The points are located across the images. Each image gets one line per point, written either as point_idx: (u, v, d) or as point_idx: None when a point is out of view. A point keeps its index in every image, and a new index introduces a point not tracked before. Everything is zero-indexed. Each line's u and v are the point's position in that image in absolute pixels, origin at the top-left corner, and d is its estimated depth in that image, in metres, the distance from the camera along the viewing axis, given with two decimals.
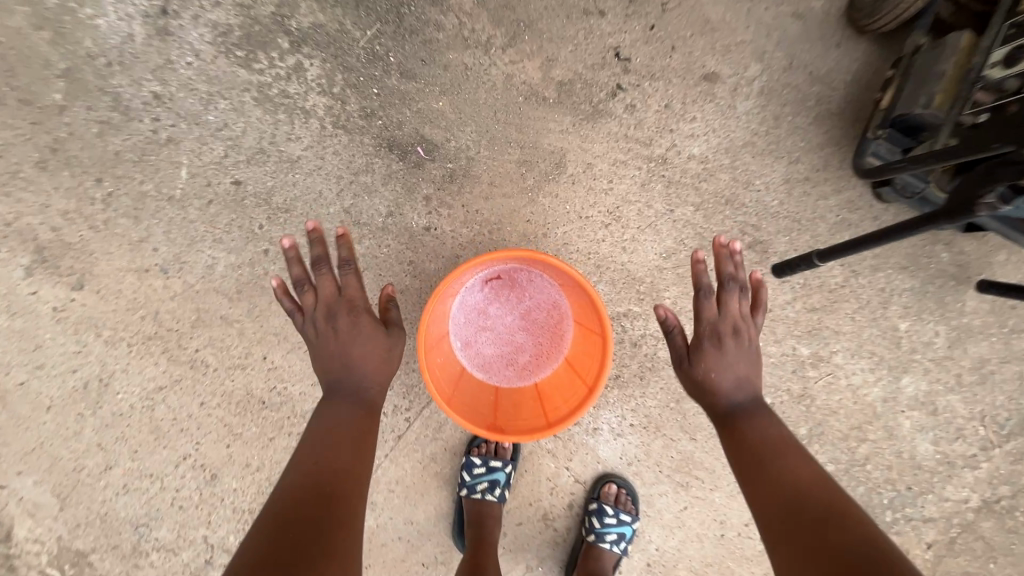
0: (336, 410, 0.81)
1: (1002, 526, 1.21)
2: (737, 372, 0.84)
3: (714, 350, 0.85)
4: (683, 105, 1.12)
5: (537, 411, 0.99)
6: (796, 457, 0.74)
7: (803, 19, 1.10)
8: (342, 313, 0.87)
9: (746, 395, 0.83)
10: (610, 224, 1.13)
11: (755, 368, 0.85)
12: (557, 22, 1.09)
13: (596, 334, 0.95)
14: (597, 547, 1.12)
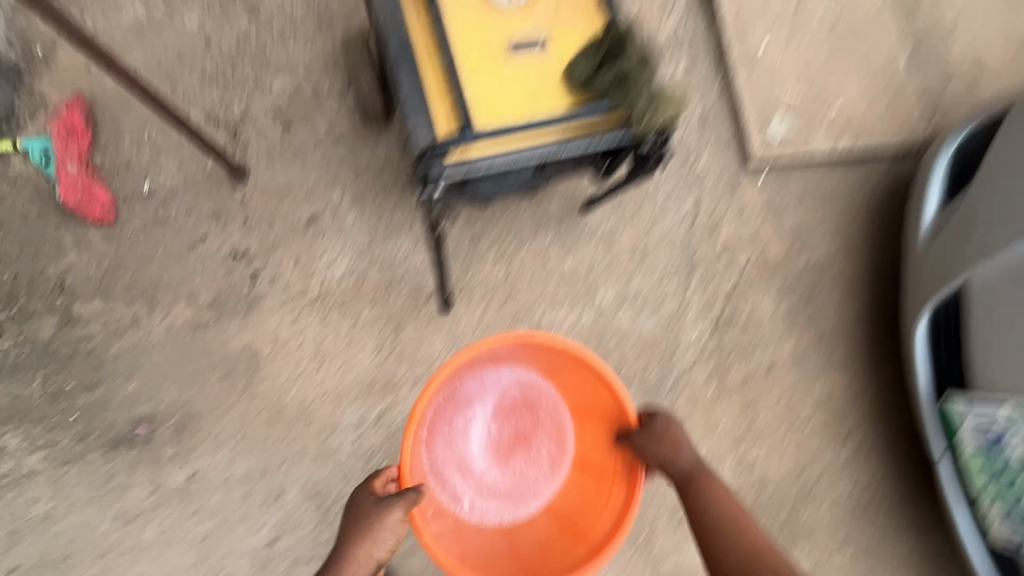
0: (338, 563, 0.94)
1: (734, 331, 1.52)
2: (677, 451, 1.03)
3: (657, 438, 1.03)
4: (309, 249, 1.38)
5: (574, 538, 1.08)
6: (746, 519, 1.01)
7: (342, 141, 1.43)
8: (377, 499, 0.96)
9: (688, 472, 1.03)
10: (323, 362, 1.34)
11: (689, 453, 1.04)
12: (176, 267, 1.32)
13: (612, 415, 1.10)
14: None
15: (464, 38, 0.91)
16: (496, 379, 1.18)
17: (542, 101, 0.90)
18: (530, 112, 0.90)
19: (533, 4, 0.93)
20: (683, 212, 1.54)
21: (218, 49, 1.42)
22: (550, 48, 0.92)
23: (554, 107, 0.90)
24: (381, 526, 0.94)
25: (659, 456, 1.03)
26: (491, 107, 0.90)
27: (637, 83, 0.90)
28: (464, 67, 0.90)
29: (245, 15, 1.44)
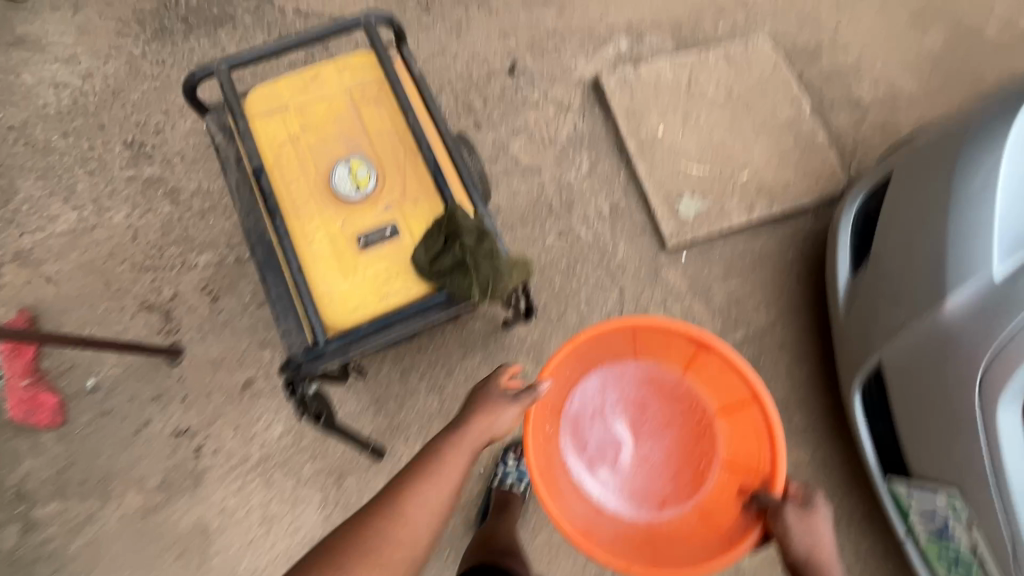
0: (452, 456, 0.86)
1: None
2: (810, 549, 0.86)
3: (799, 522, 0.88)
4: (246, 413, 1.43)
5: (638, 554, 1.01)
6: None
7: (268, 302, 1.49)
8: (499, 390, 0.94)
9: None
10: (271, 525, 1.36)
11: (831, 558, 0.86)
12: (124, 454, 1.39)
13: (761, 478, 1.01)
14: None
15: (317, 239, 0.97)
16: (683, 393, 1.17)
17: (395, 286, 0.95)
18: (386, 297, 0.94)
19: (379, 195, 1.00)
20: (609, 307, 1.54)
21: (144, 237, 1.53)
22: (398, 233, 0.97)
23: (407, 288, 0.95)
24: (481, 414, 0.90)
25: (806, 554, 0.86)
26: (349, 298, 0.94)
27: (478, 255, 0.91)
28: (319, 266, 0.96)
29: (166, 201, 1.55)
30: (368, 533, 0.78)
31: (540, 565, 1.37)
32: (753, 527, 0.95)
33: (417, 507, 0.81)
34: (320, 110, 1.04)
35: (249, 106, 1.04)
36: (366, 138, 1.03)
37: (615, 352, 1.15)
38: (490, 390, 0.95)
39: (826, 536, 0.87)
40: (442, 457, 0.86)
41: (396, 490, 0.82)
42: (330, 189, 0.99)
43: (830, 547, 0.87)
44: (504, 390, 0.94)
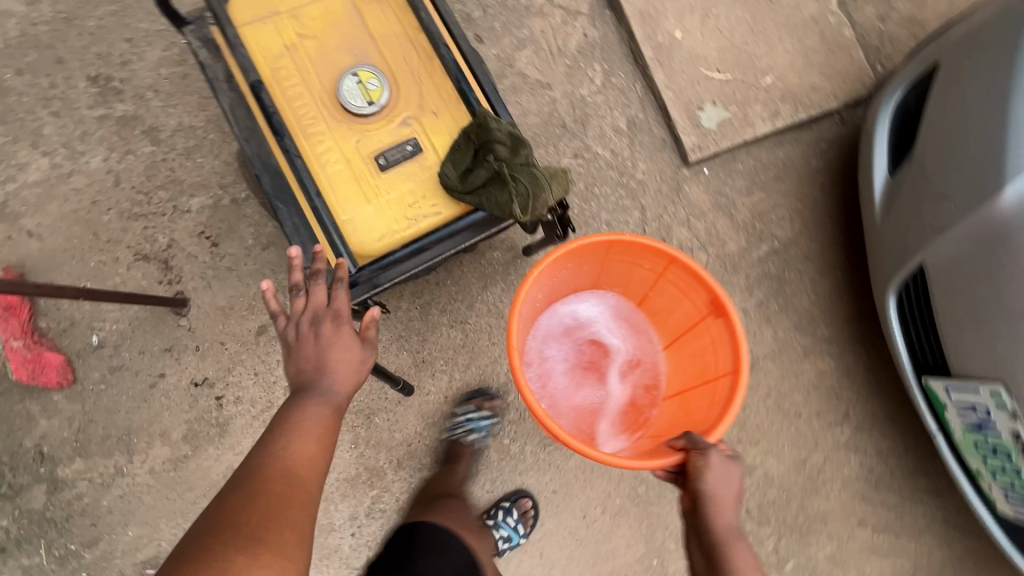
0: (312, 412, 0.77)
1: None
2: (722, 490, 0.84)
3: (715, 462, 0.84)
4: (264, 360, 1.38)
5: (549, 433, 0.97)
6: None
7: (272, 244, 1.40)
8: (329, 320, 0.83)
9: (733, 527, 0.84)
10: None
11: (733, 494, 0.85)
12: (143, 409, 1.34)
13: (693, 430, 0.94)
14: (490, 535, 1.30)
15: (335, 161, 0.88)
16: (666, 368, 1.13)
17: (426, 207, 0.88)
18: (418, 219, 0.87)
19: (396, 108, 0.90)
20: (632, 228, 1.48)
21: (128, 182, 1.40)
22: (422, 149, 0.89)
23: (439, 208, 0.88)
24: (327, 368, 0.80)
25: (715, 496, 0.84)
26: (378, 223, 0.87)
27: (514, 167, 0.85)
28: (340, 190, 0.87)
29: (146, 140, 1.42)
30: (241, 523, 0.63)
31: (576, 486, 1.40)
32: (669, 455, 0.88)
33: (297, 483, 0.70)
34: (316, 13, 0.91)
35: (232, 12, 0.90)
36: (372, 42, 0.91)
37: (624, 283, 1.13)
38: (318, 317, 0.83)
39: (731, 478, 0.86)
40: (298, 423, 0.76)
41: (261, 470, 0.70)
42: (340, 103, 0.89)
43: (733, 489, 0.85)
44: (342, 330, 0.83)
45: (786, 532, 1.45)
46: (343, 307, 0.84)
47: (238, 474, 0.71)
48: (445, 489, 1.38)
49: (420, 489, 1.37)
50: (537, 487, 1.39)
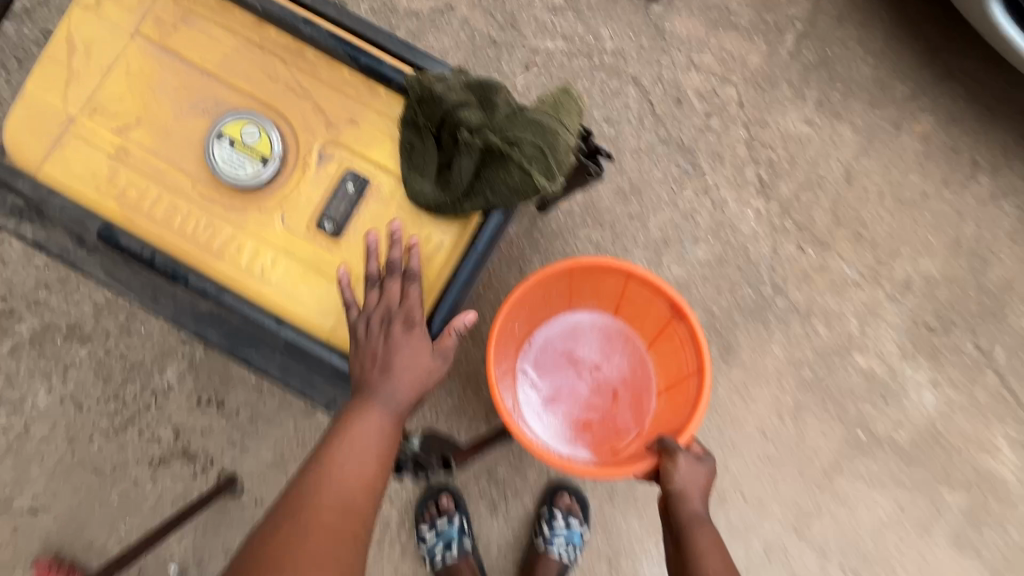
0: (366, 423, 0.58)
1: (788, 173, 1.19)
2: (688, 484, 0.81)
3: (677, 458, 0.82)
4: None
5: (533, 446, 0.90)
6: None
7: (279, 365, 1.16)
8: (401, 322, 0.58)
9: (710, 522, 0.81)
10: None
11: (699, 488, 0.82)
12: None
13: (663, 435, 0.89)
14: (547, 558, 1.12)
15: (271, 261, 0.60)
16: (644, 381, 1.03)
17: (417, 247, 0.60)
18: (418, 268, 0.60)
19: (300, 145, 0.61)
20: (636, 109, 1.18)
21: (89, 397, 1.15)
22: (368, 176, 0.61)
23: (437, 238, 0.60)
24: (394, 375, 0.57)
25: (684, 493, 0.81)
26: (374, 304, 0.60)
27: (500, 125, 0.55)
28: (302, 293, 0.60)
29: (75, 343, 1.15)
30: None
31: (738, 410, 1.18)
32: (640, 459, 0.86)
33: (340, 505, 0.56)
34: (121, 88, 0.61)
35: (16, 157, 0.60)
36: (214, 80, 0.62)
37: (599, 301, 1.03)
38: (389, 315, 0.58)
39: (699, 472, 0.83)
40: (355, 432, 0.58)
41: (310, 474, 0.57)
42: (228, 184, 0.60)
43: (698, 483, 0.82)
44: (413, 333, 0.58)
45: (980, 322, 1.21)
46: (415, 308, 0.59)
47: (284, 499, 0.56)
48: (611, 494, 1.17)
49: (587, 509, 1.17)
50: (701, 437, 1.18)
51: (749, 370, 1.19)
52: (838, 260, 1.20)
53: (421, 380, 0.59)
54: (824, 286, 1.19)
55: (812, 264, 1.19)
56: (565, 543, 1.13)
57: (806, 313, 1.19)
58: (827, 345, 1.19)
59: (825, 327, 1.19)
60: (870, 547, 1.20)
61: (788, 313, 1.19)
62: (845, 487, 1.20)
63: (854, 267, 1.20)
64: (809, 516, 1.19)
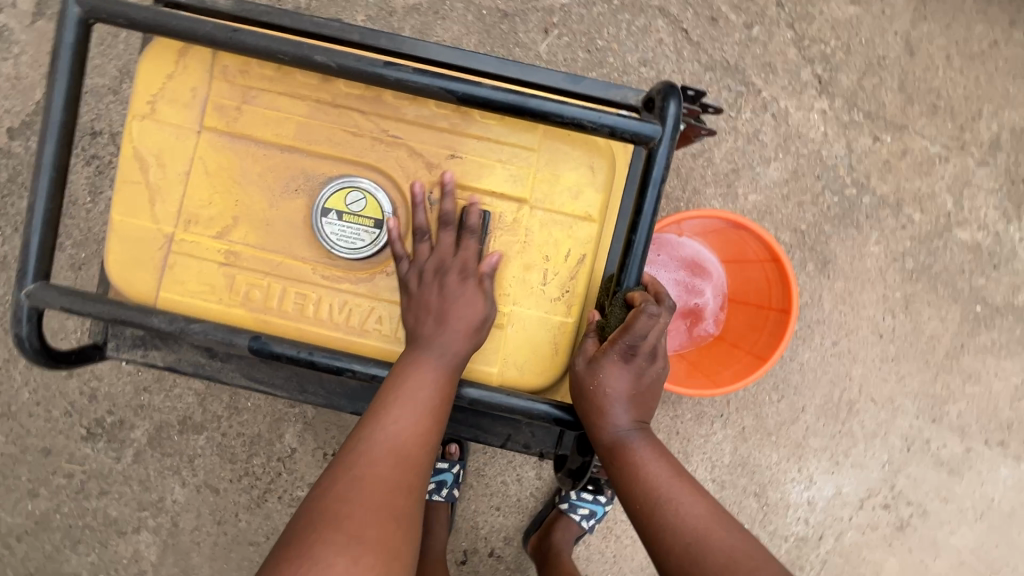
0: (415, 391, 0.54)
1: (846, 63, 1.11)
2: (625, 412, 0.49)
3: (612, 376, 0.47)
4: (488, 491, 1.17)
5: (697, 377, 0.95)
6: (611, 425, 0.50)
7: None
8: (454, 270, 0.55)
9: (610, 403, 0.49)
10: (611, 533, 1.18)
11: (627, 388, 0.47)
12: None
13: (777, 314, 0.90)
14: (568, 518, 1.10)
15: None
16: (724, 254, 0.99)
17: (559, 266, 0.57)
18: (568, 289, 0.57)
19: (407, 197, 0.57)
20: (670, 42, 1.10)
21: (222, 480, 1.17)
22: (486, 209, 0.57)
23: (577, 252, 0.56)
24: (447, 323, 0.54)
25: (614, 418, 0.49)
26: (532, 337, 0.57)
27: None
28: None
29: (192, 435, 1.16)
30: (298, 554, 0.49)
31: (850, 319, 1.15)
32: (619, 379, 0.47)
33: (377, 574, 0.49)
34: (209, 191, 0.57)
35: (136, 293, 0.58)
36: (298, 152, 0.57)
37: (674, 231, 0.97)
38: (441, 265, 0.55)
39: (615, 406, 0.49)
40: (390, 411, 0.55)
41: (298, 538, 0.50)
42: (351, 260, 0.57)
43: (635, 385, 0.48)
44: (466, 282, 0.55)
45: None
46: (468, 258, 0.55)
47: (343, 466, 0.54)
48: (744, 432, 1.17)
49: (724, 453, 1.17)
50: (818, 355, 1.16)
51: (850, 277, 1.15)
52: (917, 139, 1.13)
53: (474, 331, 0.55)
54: (910, 170, 1.13)
55: (892, 151, 1.13)
56: (588, 510, 1.11)
57: (897, 203, 1.14)
58: (925, 230, 1.14)
59: (918, 213, 1.14)
60: (1010, 415, 1.18)
61: (879, 207, 1.13)
62: (973, 365, 1.17)
63: (935, 141, 1.13)
64: (943, 401, 1.18)
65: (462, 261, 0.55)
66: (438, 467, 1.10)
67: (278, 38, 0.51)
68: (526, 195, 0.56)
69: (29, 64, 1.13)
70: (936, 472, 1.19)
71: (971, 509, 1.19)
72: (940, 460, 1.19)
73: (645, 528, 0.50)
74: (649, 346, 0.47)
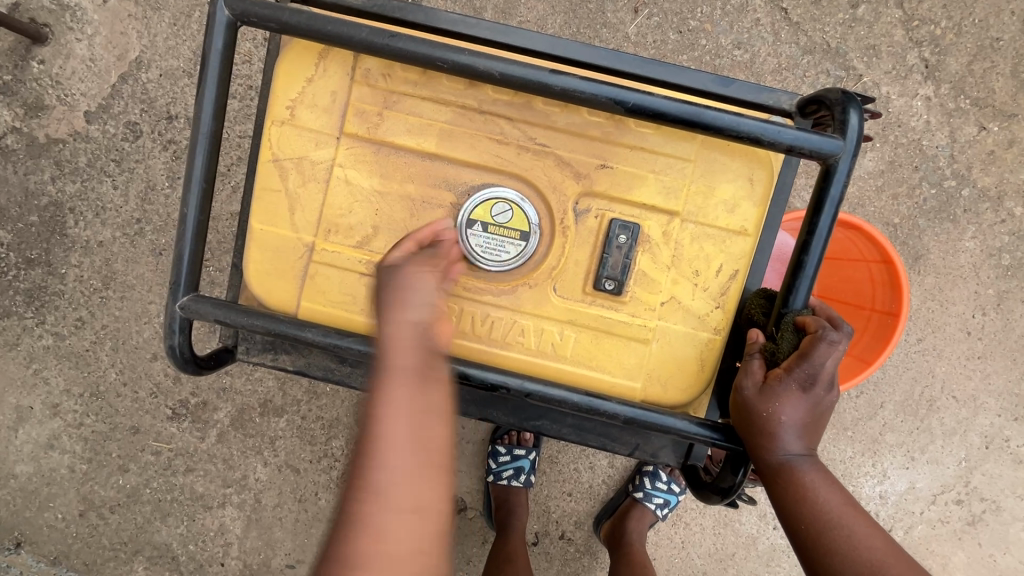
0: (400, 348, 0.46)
1: (956, 45, 1.04)
2: (796, 441, 0.49)
3: (789, 401, 0.48)
4: (560, 477, 1.19)
5: None
6: (782, 450, 0.49)
7: None
8: (796, 385, 0.48)
9: (783, 431, 0.48)
10: (681, 520, 1.19)
11: (802, 413, 0.48)
12: None
13: (878, 317, 0.87)
14: (644, 508, 1.12)
15: (559, 337, 0.57)
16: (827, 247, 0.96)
17: (709, 281, 0.55)
18: (717, 304, 0.56)
19: (554, 208, 0.55)
20: (767, 22, 1.04)
21: (303, 460, 1.21)
22: (636, 222, 0.55)
23: (729, 267, 0.55)
24: (780, 433, 0.48)
25: (791, 444, 0.49)
26: (678, 351, 0.56)
27: None
28: (600, 362, 0.57)
29: (273, 417, 1.20)
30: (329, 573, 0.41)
31: (938, 316, 1.12)
32: (793, 402, 0.48)
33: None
34: (348, 199, 0.56)
35: (276, 302, 0.58)
36: (443, 160, 0.55)
37: None
38: (790, 381, 0.48)
39: (786, 434, 0.48)
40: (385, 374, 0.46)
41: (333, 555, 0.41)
42: (496, 271, 0.56)
43: (809, 414, 0.49)
44: (801, 393, 0.48)
45: None
46: (800, 370, 0.48)
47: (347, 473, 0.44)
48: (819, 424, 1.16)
49: None
50: (902, 351, 1.13)
51: (942, 272, 1.11)
52: None
53: (813, 429, 0.49)
54: (1015, 162, 1.07)
55: (998, 141, 1.07)
56: (663, 501, 1.13)
57: (998, 196, 1.08)
58: None
59: (1020, 207, 1.09)
60: None
61: (978, 200, 1.08)
62: None
63: None
64: None
65: (803, 373, 0.48)
66: (515, 454, 1.13)
67: (436, 43, 0.49)
68: (679, 208, 0.54)
69: (104, 46, 1.12)
70: (1014, 470, 1.17)
71: None
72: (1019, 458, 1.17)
73: (808, 552, 0.48)
74: (828, 370, 0.48)
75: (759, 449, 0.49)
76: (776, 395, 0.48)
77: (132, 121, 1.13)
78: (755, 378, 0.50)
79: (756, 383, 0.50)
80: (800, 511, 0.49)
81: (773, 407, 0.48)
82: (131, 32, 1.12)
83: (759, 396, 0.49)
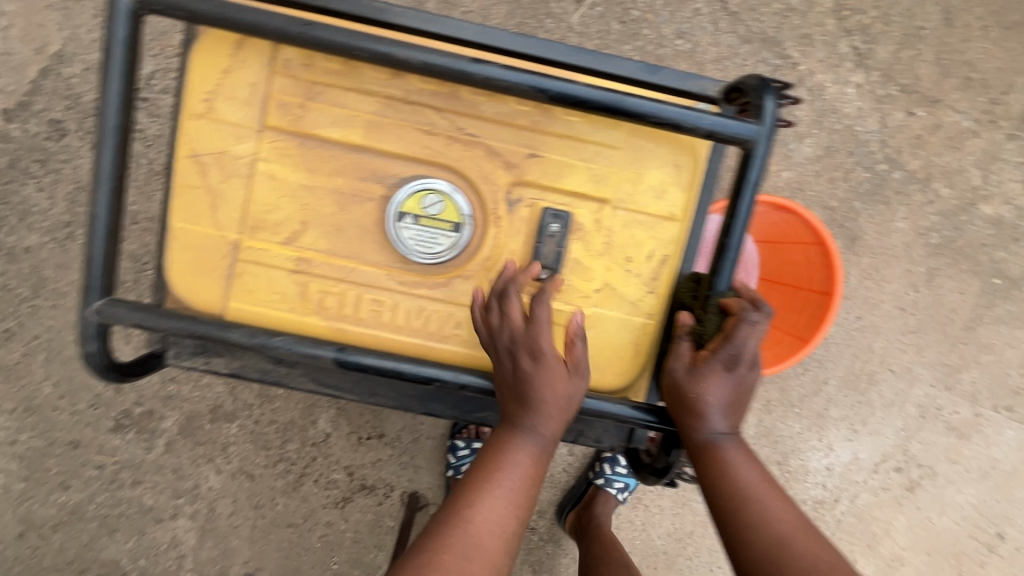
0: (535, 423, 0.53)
1: (884, 33, 1.09)
2: (721, 418, 0.51)
3: (715, 381, 0.50)
4: None
5: None
6: (708, 428, 0.50)
7: None
8: (720, 366, 0.50)
9: (708, 409, 0.50)
10: (640, 502, 1.22)
11: (725, 392, 0.50)
12: None
13: (814, 296, 0.91)
14: (605, 494, 1.14)
15: None
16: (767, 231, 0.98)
17: (641, 267, 0.56)
18: (650, 289, 0.57)
19: (486, 198, 0.55)
20: (706, 12, 1.06)
21: (258, 465, 1.17)
22: (568, 210, 0.55)
23: (660, 252, 0.56)
24: (706, 412, 0.50)
25: (716, 422, 0.51)
26: (614, 336, 0.57)
27: None
28: None
29: (224, 423, 1.16)
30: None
31: (874, 294, 1.17)
32: (717, 381, 0.50)
33: None
34: (273, 194, 0.55)
35: (201, 304, 0.56)
36: (371, 152, 0.54)
37: None
38: (716, 362, 0.50)
39: (711, 413, 0.50)
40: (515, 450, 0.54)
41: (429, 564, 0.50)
42: (430, 264, 0.56)
43: (733, 393, 0.50)
44: (725, 373, 0.50)
45: None
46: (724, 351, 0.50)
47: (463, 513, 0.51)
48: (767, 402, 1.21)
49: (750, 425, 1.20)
50: (842, 329, 1.18)
51: (877, 252, 1.16)
52: (949, 113, 1.12)
53: (736, 406, 0.51)
54: (941, 145, 1.13)
55: (924, 125, 1.12)
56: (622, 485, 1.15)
57: (926, 178, 1.14)
58: (952, 205, 1.15)
59: (947, 188, 1.15)
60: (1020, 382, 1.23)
61: (908, 182, 1.14)
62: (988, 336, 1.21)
63: (966, 114, 1.13)
64: (957, 371, 1.22)
65: (726, 354, 0.50)
66: (474, 448, 1.13)
67: (354, 31, 0.48)
68: (609, 196, 0.55)
69: (20, 39, 1.05)
70: (947, 437, 1.24)
71: (977, 470, 1.26)
72: (952, 426, 1.24)
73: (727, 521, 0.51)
74: (749, 349, 0.49)
75: (687, 426, 0.51)
76: (702, 376, 0.50)
77: (55, 118, 1.06)
78: (683, 360, 0.52)
79: (683, 365, 0.51)
80: (723, 484, 0.51)
81: (699, 387, 0.50)
82: (50, 24, 1.05)
83: (687, 377, 0.51)
